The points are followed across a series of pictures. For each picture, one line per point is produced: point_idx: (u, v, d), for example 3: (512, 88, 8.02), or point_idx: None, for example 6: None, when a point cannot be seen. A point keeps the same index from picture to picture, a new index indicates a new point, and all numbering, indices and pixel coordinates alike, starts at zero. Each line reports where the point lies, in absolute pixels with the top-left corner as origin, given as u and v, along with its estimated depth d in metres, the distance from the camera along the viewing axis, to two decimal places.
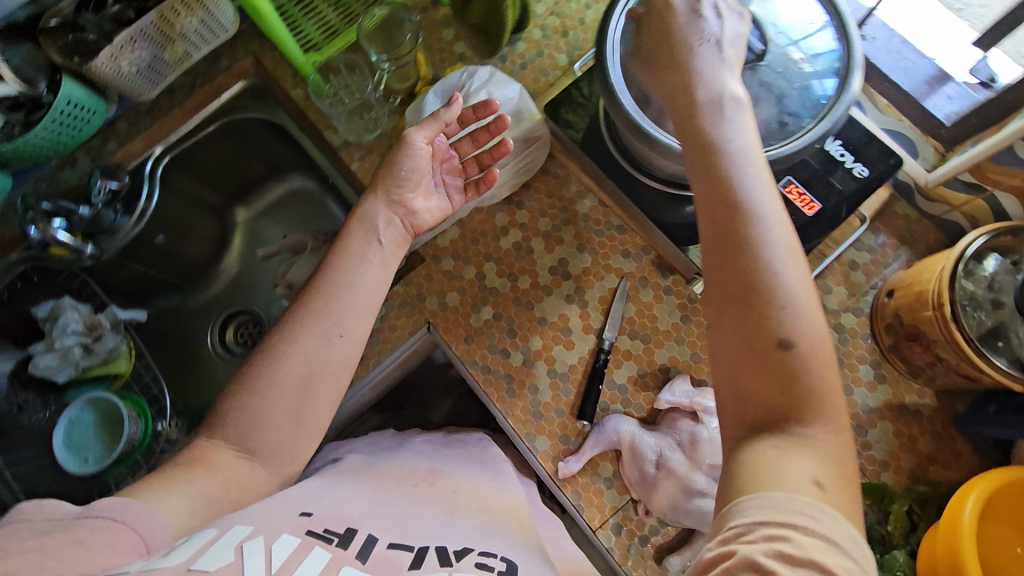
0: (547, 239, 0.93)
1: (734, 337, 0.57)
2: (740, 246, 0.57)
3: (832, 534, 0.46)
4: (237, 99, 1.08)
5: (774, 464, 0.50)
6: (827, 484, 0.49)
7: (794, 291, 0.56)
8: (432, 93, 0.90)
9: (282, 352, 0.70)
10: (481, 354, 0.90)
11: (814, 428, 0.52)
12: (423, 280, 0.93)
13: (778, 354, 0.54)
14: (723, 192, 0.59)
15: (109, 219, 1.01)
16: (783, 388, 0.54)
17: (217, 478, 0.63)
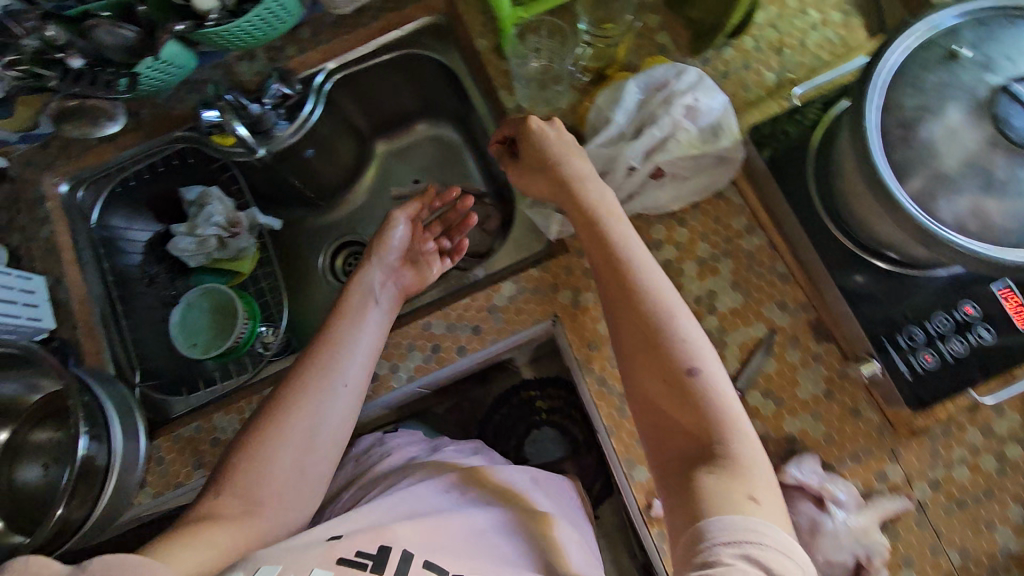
0: (701, 265, 0.86)
1: (652, 383, 0.66)
2: (643, 312, 0.68)
3: (776, 546, 0.53)
4: (420, 33, 1.05)
5: (720, 493, 0.58)
6: (762, 498, 0.58)
7: (690, 335, 0.67)
8: (636, 82, 0.82)
9: (291, 409, 0.75)
10: (600, 364, 0.85)
11: (744, 449, 0.61)
12: (560, 271, 0.89)
13: (689, 383, 0.64)
14: (621, 271, 0.71)
15: (271, 122, 0.99)
16: (699, 417, 0.63)
17: (232, 527, 0.66)
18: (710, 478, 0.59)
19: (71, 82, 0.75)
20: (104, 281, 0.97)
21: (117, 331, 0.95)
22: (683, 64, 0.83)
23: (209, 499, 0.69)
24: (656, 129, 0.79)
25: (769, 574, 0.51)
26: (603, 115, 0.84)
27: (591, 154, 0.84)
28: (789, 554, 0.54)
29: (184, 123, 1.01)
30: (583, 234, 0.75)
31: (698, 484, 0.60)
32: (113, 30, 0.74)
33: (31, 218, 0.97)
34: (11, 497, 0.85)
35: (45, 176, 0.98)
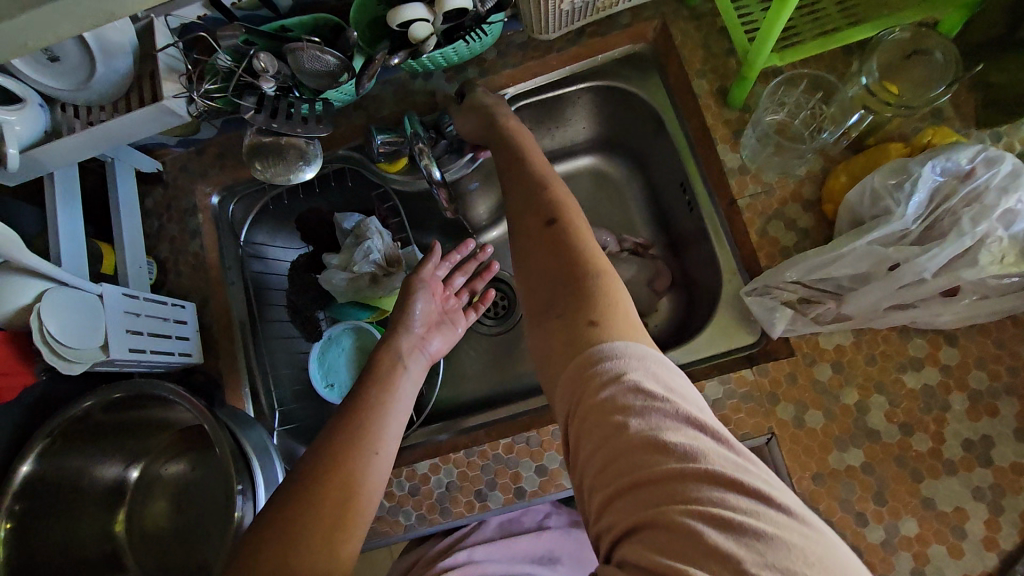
0: (973, 401, 0.69)
1: (523, 244, 0.64)
2: (521, 191, 0.68)
3: (644, 365, 0.47)
4: (617, 62, 0.90)
5: (573, 327, 0.52)
6: (602, 316, 0.51)
7: (560, 199, 0.65)
8: (929, 167, 0.66)
9: (309, 488, 0.54)
10: (828, 505, 0.68)
11: (604, 277, 0.56)
12: (783, 377, 0.72)
13: (555, 235, 0.61)
14: (509, 174, 0.72)
15: (444, 152, 0.88)
16: (567, 262, 0.58)
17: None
18: (582, 316, 0.53)
19: (264, 111, 0.65)
20: (247, 306, 0.88)
21: (254, 367, 0.85)
22: (991, 147, 0.65)
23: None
24: (966, 234, 0.63)
25: (631, 388, 0.45)
26: (880, 202, 0.67)
27: (861, 250, 0.67)
28: (666, 379, 0.46)
29: (347, 142, 0.91)
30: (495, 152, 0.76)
31: (574, 323, 0.53)
32: (315, 55, 0.62)
33: (180, 230, 0.88)
34: (148, 549, 0.74)
35: (198, 185, 0.89)
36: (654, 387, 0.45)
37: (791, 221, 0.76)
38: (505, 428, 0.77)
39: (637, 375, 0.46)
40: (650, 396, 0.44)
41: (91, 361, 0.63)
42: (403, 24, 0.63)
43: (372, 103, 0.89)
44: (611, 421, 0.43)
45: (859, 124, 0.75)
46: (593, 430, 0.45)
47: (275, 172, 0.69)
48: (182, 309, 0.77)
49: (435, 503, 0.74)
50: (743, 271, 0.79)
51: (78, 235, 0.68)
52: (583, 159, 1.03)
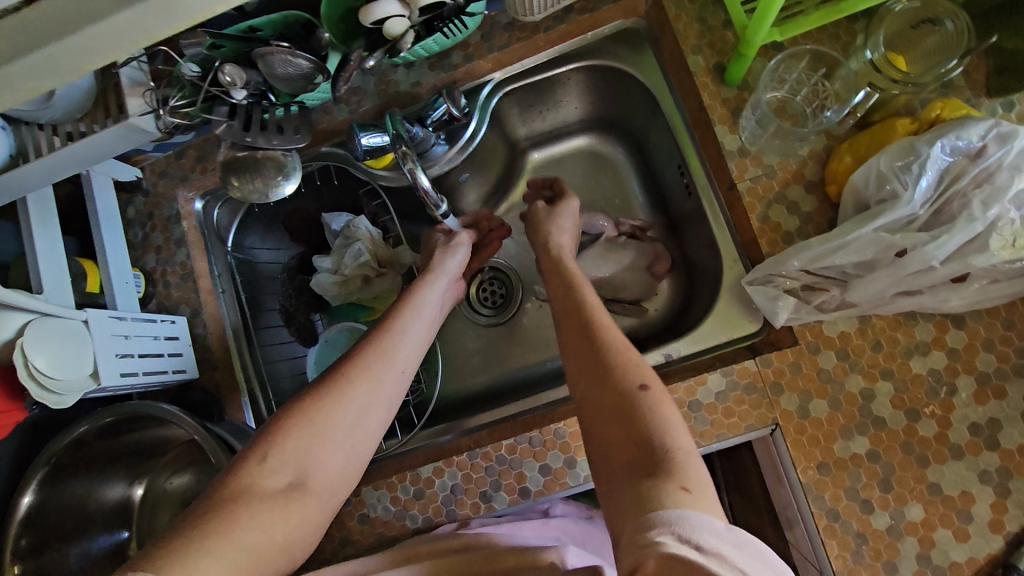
0: (981, 384, 0.67)
1: (595, 394, 0.58)
2: (592, 337, 0.63)
3: (745, 548, 0.41)
4: (609, 39, 0.85)
5: (654, 492, 0.47)
6: (694, 487, 0.46)
7: (639, 358, 0.60)
8: (938, 147, 0.63)
9: (336, 390, 0.62)
10: (834, 493, 0.68)
11: (689, 455, 0.51)
12: (788, 366, 0.71)
13: (635, 393, 0.56)
14: (571, 316, 0.67)
15: (430, 144, 0.85)
16: (647, 427, 0.53)
17: (275, 512, 0.53)
18: (665, 480, 0.48)
19: (238, 122, 0.63)
20: (240, 310, 0.86)
21: (247, 369, 0.83)
22: (1005, 122, 0.62)
23: (250, 467, 0.56)
24: (976, 220, 0.61)
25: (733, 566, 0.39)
26: (886, 185, 0.65)
27: (867, 237, 0.66)
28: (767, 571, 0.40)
29: (330, 138, 0.87)
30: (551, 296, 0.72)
31: (654, 489, 0.47)
32: (288, 60, 0.59)
33: (165, 239, 0.86)
34: None
35: (180, 190, 0.86)
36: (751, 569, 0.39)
37: (793, 204, 0.74)
38: (505, 428, 0.78)
39: (730, 550, 0.40)
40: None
41: (81, 390, 0.62)
42: (376, 21, 0.59)
43: (354, 97, 0.85)
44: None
45: (864, 103, 0.71)
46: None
47: (252, 188, 0.66)
48: (171, 325, 0.76)
49: (441, 507, 0.74)
50: (744, 258, 0.77)
51: (58, 258, 0.66)
52: (576, 140, 1.00)
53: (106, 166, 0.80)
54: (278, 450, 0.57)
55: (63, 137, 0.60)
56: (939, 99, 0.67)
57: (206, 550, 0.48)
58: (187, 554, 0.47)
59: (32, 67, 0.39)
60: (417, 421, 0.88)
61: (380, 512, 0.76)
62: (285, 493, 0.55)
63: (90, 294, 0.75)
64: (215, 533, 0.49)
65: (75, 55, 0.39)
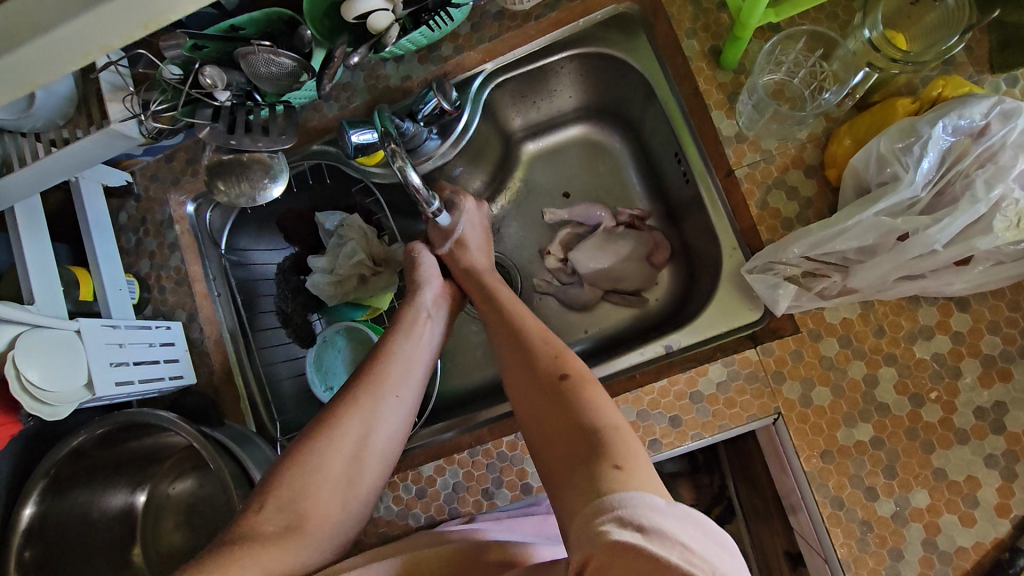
0: (986, 367, 0.66)
1: (533, 402, 0.61)
2: (524, 347, 0.66)
3: (686, 523, 0.39)
4: (602, 25, 0.83)
5: (592, 478, 0.48)
6: (628, 463, 0.48)
7: (562, 354, 0.64)
8: (940, 127, 0.62)
9: (327, 428, 0.62)
10: (838, 481, 0.67)
11: (621, 433, 0.53)
12: (789, 354, 0.70)
13: (565, 387, 0.59)
14: (500, 323, 0.70)
15: (422, 138, 0.84)
16: (579, 417, 0.56)
17: (275, 554, 0.53)
18: (601, 464, 0.49)
19: (222, 123, 0.61)
20: (236, 314, 0.86)
21: (247, 373, 0.83)
22: (1009, 99, 0.61)
23: (249, 514, 0.57)
24: (980, 201, 0.60)
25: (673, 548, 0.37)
26: (887, 167, 0.64)
27: (868, 223, 0.64)
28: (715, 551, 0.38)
29: (321, 135, 0.86)
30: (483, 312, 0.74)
31: (591, 474, 0.49)
32: (270, 59, 0.58)
33: (158, 243, 0.85)
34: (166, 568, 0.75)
35: (171, 194, 0.85)
36: (697, 545, 0.38)
37: (792, 189, 0.73)
38: (506, 424, 0.77)
39: (674, 529, 0.39)
40: (690, 551, 0.37)
41: (76, 401, 0.62)
42: (359, 15, 0.58)
43: (344, 93, 0.84)
44: (634, 556, 0.37)
45: (864, 84, 0.70)
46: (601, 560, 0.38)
47: (239, 192, 0.65)
48: (167, 330, 0.76)
49: (445, 504, 0.74)
50: (744, 246, 0.75)
51: (49, 269, 0.65)
52: (571, 130, 0.98)
53: (95, 172, 0.79)
54: (273, 495, 0.58)
55: (47, 144, 0.59)
56: (941, 76, 0.65)
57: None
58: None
59: (7, 67, 0.39)
60: (416, 419, 0.87)
61: (383, 512, 0.76)
62: (283, 535, 0.55)
63: (85, 302, 0.74)
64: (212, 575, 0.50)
65: (49, 54, 0.39)
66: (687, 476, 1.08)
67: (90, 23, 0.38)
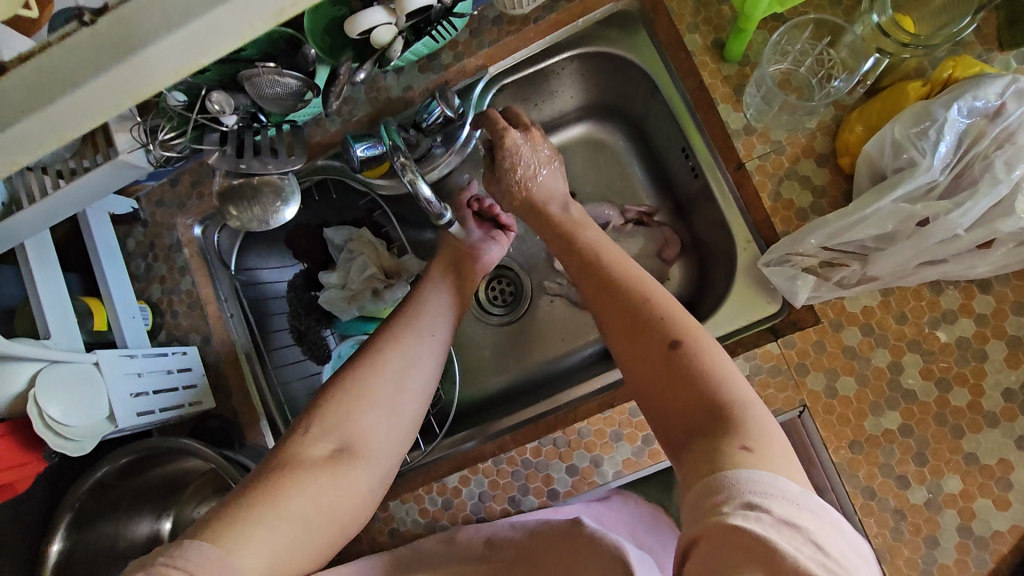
0: (1012, 348, 0.66)
1: (639, 355, 0.56)
2: (624, 298, 0.60)
3: (817, 521, 0.40)
4: (601, 24, 0.82)
5: (717, 455, 0.46)
6: (755, 443, 0.45)
7: (676, 308, 0.58)
8: (955, 110, 0.61)
9: (363, 364, 0.62)
10: (868, 471, 0.67)
11: (746, 406, 0.50)
12: (811, 346, 0.70)
13: (679, 347, 0.54)
14: (599, 273, 0.64)
15: (426, 148, 0.83)
16: (700, 386, 0.52)
17: (322, 479, 0.54)
18: (727, 439, 0.47)
19: (230, 148, 0.60)
20: (250, 333, 0.85)
21: (266, 394, 0.82)
22: None
23: (295, 438, 0.57)
24: (1000, 182, 0.59)
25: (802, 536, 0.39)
26: (902, 154, 0.63)
27: (887, 210, 0.64)
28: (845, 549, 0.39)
29: (325, 150, 0.84)
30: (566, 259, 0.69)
31: (715, 450, 0.46)
32: (274, 80, 0.57)
33: (168, 268, 0.85)
34: None
35: (178, 217, 0.85)
36: (828, 545, 0.39)
37: (804, 178, 0.72)
38: (528, 430, 0.76)
39: (806, 522, 0.40)
40: (823, 552, 0.38)
41: (100, 433, 0.62)
42: (363, 31, 0.57)
43: (346, 107, 0.83)
44: (761, 549, 0.37)
45: (875, 70, 0.70)
46: (725, 548, 0.38)
47: (251, 217, 0.64)
48: (184, 356, 0.74)
49: (472, 514, 0.74)
50: (757, 238, 0.75)
51: (62, 302, 0.65)
52: (574, 130, 0.97)
53: (102, 201, 0.78)
54: (319, 421, 0.58)
55: (61, 177, 0.58)
56: (951, 58, 0.65)
57: (254, 517, 0.49)
58: (237, 525, 0.48)
59: (89, 92, 0.38)
60: (438, 430, 0.86)
61: (410, 525, 0.75)
62: (329, 461, 0.56)
63: (99, 332, 0.74)
64: (259, 507, 0.50)
65: (76, 110, 0.38)
66: None
67: (138, 69, 0.37)
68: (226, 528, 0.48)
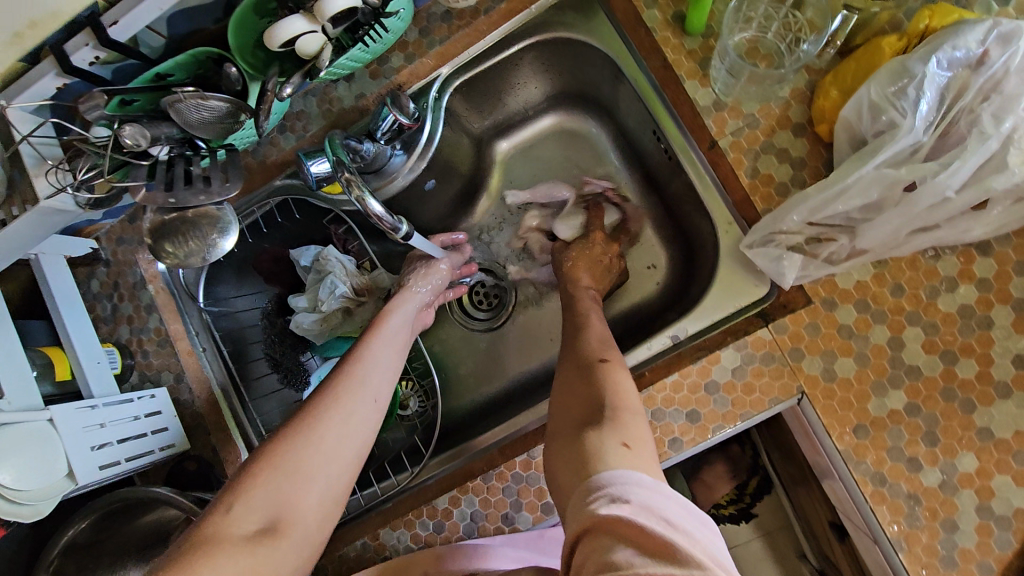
0: (1020, 311, 0.61)
1: (568, 378, 0.64)
2: (575, 345, 0.68)
3: (673, 509, 0.43)
4: (554, 9, 0.78)
5: (599, 447, 0.51)
6: (636, 444, 0.51)
7: (609, 347, 0.66)
8: (933, 63, 0.57)
9: (291, 432, 0.59)
10: (876, 456, 0.63)
11: (637, 421, 0.55)
12: (804, 329, 0.66)
13: (602, 367, 0.62)
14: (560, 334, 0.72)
15: (386, 157, 0.80)
16: (600, 399, 0.58)
17: (241, 558, 0.50)
18: (609, 436, 0.52)
19: (158, 182, 0.56)
20: (226, 368, 0.81)
21: (246, 426, 0.79)
22: (1004, 20, 0.56)
23: (216, 516, 0.53)
24: (990, 137, 0.55)
25: (662, 518, 0.42)
26: (882, 115, 0.59)
27: (869, 176, 0.60)
28: (707, 545, 0.41)
29: (283, 169, 0.81)
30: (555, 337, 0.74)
31: (600, 441, 0.52)
32: (198, 104, 0.54)
33: (134, 306, 0.82)
34: None
35: (140, 254, 0.81)
36: (681, 521, 0.42)
37: (782, 151, 0.68)
38: (518, 442, 0.72)
39: (660, 503, 0.43)
40: (672, 526, 0.41)
41: (58, 494, 0.59)
42: (285, 42, 0.53)
43: (299, 122, 0.80)
44: (620, 525, 0.41)
45: (843, 28, 0.65)
46: (603, 536, 0.42)
47: (188, 251, 0.61)
48: (151, 399, 0.71)
49: (465, 536, 0.71)
50: (739, 219, 0.70)
51: (19, 356, 0.61)
52: (543, 122, 0.93)
53: (54, 244, 0.75)
54: (244, 498, 0.55)
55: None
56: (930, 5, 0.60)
57: None
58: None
59: None
60: (424, 449, 0.83)
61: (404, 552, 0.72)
62: (255, 539, 0.52)
63: (64, 382, 0.71)
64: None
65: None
66: (718, 453, 1.04)
67: None
68: None
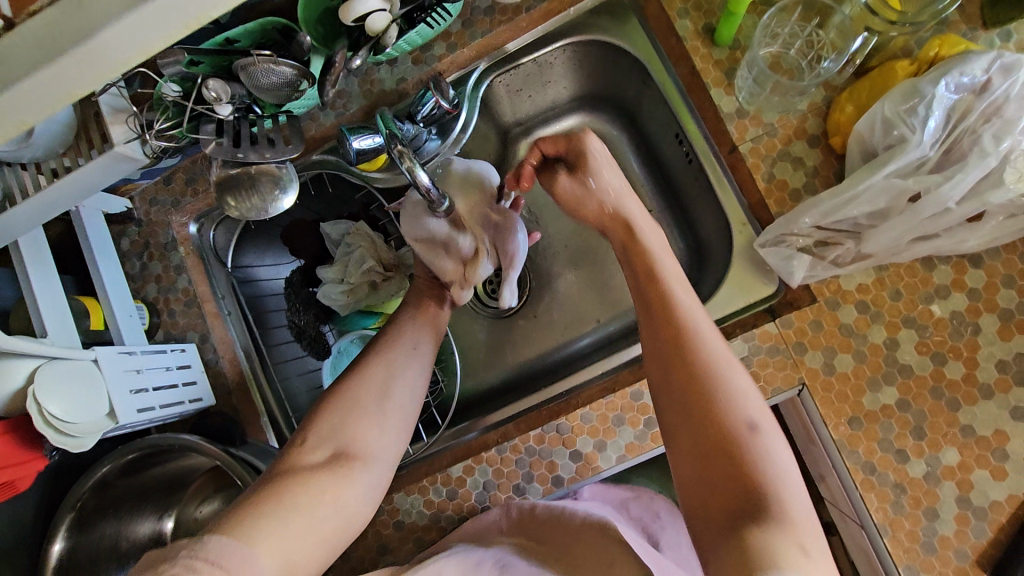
0: (1005, 320, 0.67)
1: (693, 425, 0.53)
2: (699, 376, 0.54)
3: None
4: (591, 12, 0.83)
5: (770, 556, 0.44)
6: (810, 548, 0.45)
7: (742, 384, 0.54)
8: (942, 86, 0.63)
9: (350, 375, 0.67)
10: (868, 446, 0.67)
11: (798, 505, 0.48)
12: (808, 325, 0.70)
13: (749, 433, 0.51)
14: (669, 349, 0.57)
15: (422, 140, 0.82)
16: (751, 476, 0.49)
17: (323, 480, 0.57)
18: (774, 535, 0.45)
19: (226, 138, 0.62)
20: (250, 332, 0.84)
21: (265, 390, 0.82)
22: (1007, 53, 0.62)
23: (292, 451, 0.60)
24: (989, 155, 0.61)
25: None
26: (893, 130, 0.65)
27: (879, 185, 0.65)
28: None
29: (321, 144, 0.85)
30: (650, 340, 0.59)
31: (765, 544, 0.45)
32: (270, 68, 0.57)
33: (163, 266, 0.83)
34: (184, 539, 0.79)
35: (173, 216, 0.83)
36: None
37: (797, 159, 0.73)
38: (531, 418, 0.76)
39: None
40: None
41: (100, 430, 0.62)
42: (358, 18, 0.58)
43: (340, 100, 0.82)
44: None
45: (863, 49, 0.71)
46: None
47: (249, 206, 0.66)
48: (183, 353, 0.75)
49: (477, 504, 0.74)
50: (753, 221, 0.76)
51: (60, 302, 0.64)
52: (565, 121, 0.97)
53: (95, 200, 0.77)
54: (314, 430, 0.62)
55: (61, 172, 0.59)
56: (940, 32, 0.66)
57: (263, 520, 0.51)
58: (251, 519, 0.51)
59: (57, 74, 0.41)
60: (440, 422, 0.88)
61: (416, 517, 0.75)
62: (327, 463, 0.59)
63: (96, 332, 0.73)
64: (269, 503, 0.53)
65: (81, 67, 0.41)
66: None
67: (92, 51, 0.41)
68: (241, 519, 0.51)
